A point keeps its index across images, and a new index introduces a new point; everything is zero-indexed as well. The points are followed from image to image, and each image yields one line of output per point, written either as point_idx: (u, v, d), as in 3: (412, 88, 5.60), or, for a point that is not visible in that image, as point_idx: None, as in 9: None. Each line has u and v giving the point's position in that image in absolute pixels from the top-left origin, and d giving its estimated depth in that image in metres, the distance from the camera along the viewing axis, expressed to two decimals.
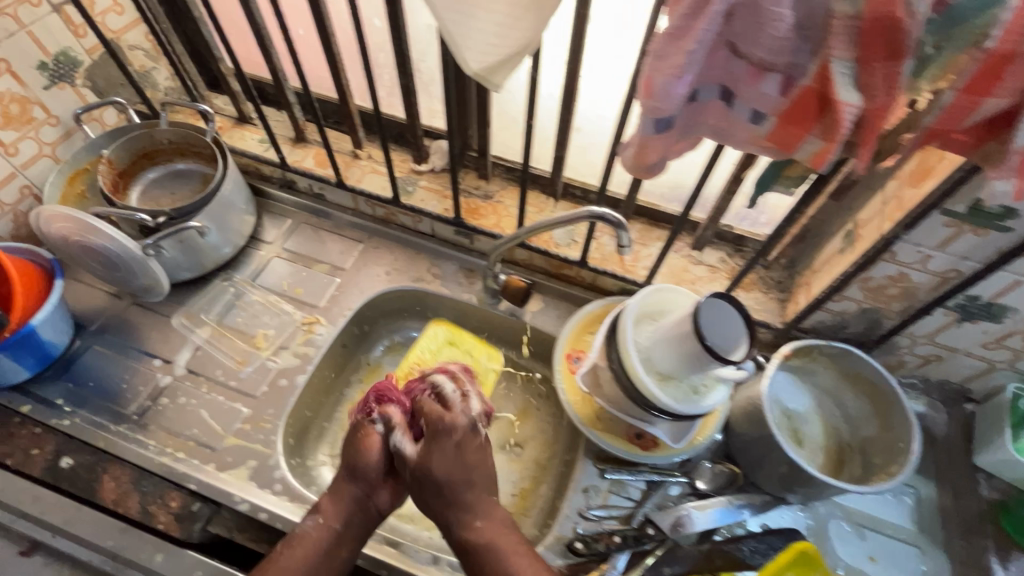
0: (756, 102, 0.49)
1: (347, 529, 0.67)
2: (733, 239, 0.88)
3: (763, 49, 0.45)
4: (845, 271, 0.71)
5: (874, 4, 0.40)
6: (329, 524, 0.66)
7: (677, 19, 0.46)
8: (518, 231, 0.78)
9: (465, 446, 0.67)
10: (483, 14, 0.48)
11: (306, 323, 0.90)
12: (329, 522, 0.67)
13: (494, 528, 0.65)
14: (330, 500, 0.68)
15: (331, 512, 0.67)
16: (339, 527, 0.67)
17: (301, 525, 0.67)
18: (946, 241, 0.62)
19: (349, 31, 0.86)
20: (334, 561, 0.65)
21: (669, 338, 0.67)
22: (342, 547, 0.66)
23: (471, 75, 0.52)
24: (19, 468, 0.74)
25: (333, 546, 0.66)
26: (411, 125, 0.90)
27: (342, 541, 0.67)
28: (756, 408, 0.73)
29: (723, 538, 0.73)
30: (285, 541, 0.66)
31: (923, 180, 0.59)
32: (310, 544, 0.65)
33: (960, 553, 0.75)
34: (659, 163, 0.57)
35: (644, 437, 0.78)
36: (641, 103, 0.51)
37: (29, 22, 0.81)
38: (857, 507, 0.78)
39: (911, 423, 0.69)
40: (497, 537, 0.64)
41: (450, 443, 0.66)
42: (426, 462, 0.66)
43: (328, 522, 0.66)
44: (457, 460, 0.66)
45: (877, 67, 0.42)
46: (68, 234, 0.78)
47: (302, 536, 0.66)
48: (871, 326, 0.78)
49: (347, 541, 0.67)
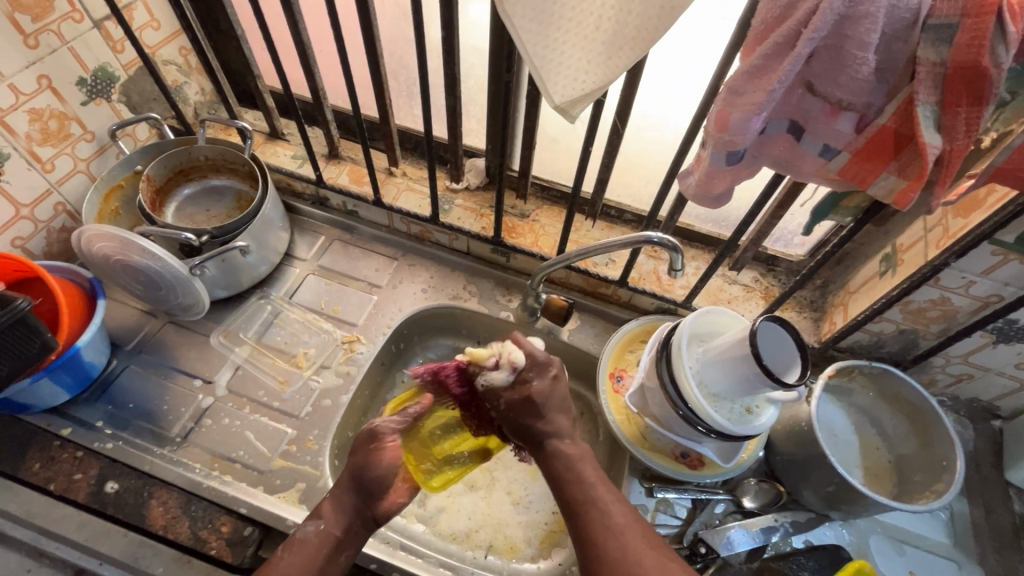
0: (829, 138, 0.50)
1: (347, 535, 0.63)
2: (767, 259, 0.90)
3: (842, 90, 0.46)
4: (889, 295, 0.73)
5: (960, 53, 0.42)
6: (330, 530, 0.62)
7: (758, 58, 0.47)
8: (567, 253, 0.77)
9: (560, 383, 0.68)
10: (571, 53, 0.49)
11: (345, 341, 0.90)
12: (331, 530, 0.62)
13: (582, 463, 0.64)
14: (331, 505, 0.63)
15: (334, 518, 0.62)
16: (341, 534, 0.62)
17: (301, 530, 0.62)
18: (991, 268, 0.65)
19: (395, 52, 0.86)
20: (333, 568, 0.61)
21: (723, 361, 0.68)
22: (342, 553, 0.62)
23: (551, 108, 0.53)
24: (62, 493, 0.73)
25: (334, 553, 0.61)
26: (453, 145, 0.91)
27: (341, 547, 0.62)
28: (802, 428, 0.75)
29: (772, 554, 0.74)
30: (286, 544, 0.61)
31: (971, 211, 0.62)
32: (310, 552, 0.60)
33: (995, 566, 0.77)
34: (723, 193, 0.58)
35: (690, 456, 0.79)
36: (713, 136, 0.52)
37: (70, 39, 0.80)
38: (894, 522, 0.80)
39: (953, 442, 0.72)
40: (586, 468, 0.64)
41: (549, 378, 0.67)
42: (526, 393, 0.66)
43: (331, 528, 0.62)
44: (549, 400, 0.66)
45: (960, 111, 0.44)
46: (110, 253, 0.76)
47: (302, 540, 0.61)
48: (907, 345, 0.80)
49: (348, 547, 0.63)
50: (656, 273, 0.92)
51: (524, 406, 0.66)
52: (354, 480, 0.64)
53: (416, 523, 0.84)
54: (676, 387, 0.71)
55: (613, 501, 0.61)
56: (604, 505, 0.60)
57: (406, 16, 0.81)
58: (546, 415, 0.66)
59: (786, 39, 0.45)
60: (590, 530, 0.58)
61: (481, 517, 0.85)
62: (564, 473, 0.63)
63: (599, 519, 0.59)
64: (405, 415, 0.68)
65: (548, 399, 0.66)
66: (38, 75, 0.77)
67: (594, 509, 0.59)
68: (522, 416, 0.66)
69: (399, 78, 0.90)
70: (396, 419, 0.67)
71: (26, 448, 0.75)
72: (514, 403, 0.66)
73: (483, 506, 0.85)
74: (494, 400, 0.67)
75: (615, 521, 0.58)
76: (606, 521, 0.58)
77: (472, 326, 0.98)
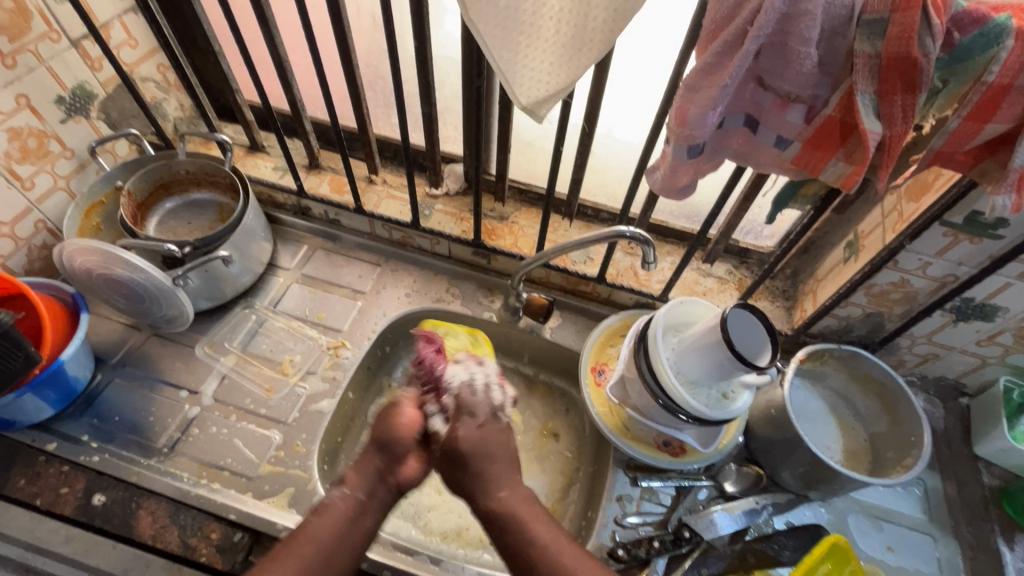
0: (781, 129, 0.54)
1: (372, 500, 0.59)
2: (739, 251, 0.93)
3: (789, 83, 0.49)
4: (854, 279, 0.76)
5: (892, 45, 0.45)
6: (354, 495, 0.58)
7: (710, 56, 0.49)
8: (544, 251, 0.79)
9: (483, 427, 0.61)
10: (533, 55, 0.52)
11: (331, 347, 0.91)
12: (355, 494, 0.59)
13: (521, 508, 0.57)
14: (355, 470, 0.60)
15: (357, 482, 0.59)
16: (367, 498, 0.59)
17: (326, 496, 0.59)
18: (944, 248, 0.68)
19: (372, 62, 0.88)
20: (357, 533, 0.57)
21: (697, 348, 0.70)
22: (364, 518, 0.58)
23: (519, 108, 0.56)
24: (48, 508, 0.73)
25: (357, 519, 0.57)
26: (431, 151, 0.93)
27: (365, 511, 0.58)
28: (778, 412, 0.77)
29: (754, 537, 0.76)
30: (314, 512, 0.58)
31: (922, 195, 0.65)
32: (333, 518, 0.57)
33: (969, 538, 0.80)
34: (688, 185, 0.61)
35: (671, 444, 0.81)
36: (674, 130, 0.55)
37: (48, 58, 0.81)
38: (871, 500, 0.83)
39: (920, 417, 0.75)
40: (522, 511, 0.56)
41: (471, 422, 0.61)
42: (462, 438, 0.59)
43: (353, 491, 0.59)
44: (483, 441, 0.60)
45: (897, 99, 0.48)
46: (92, 267, 0.77)
47: (329, 505, 0.58)
48: (874, 328, 0.84)
49: (372, 513, 0.58)
50: (632, 269, 0.94)
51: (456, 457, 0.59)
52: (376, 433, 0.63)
53: (407, 523, 0.85)
54: (654, 376, 0.73)
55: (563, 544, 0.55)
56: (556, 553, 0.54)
57: (379, 27, 0.83)
58: (484, 454, 0.59)
59: (734, 38, 0.48)
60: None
61: (471, 514, 0.86)
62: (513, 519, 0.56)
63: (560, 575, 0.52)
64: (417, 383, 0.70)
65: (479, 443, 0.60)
66: (16, 95, 0.78)
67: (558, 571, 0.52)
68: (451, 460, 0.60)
69: (377, 88, 0.92)
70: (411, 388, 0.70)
71: (11, 465, 0.75)
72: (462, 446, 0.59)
73: (474, 504, 0.87)
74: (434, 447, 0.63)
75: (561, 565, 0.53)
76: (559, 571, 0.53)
77: None
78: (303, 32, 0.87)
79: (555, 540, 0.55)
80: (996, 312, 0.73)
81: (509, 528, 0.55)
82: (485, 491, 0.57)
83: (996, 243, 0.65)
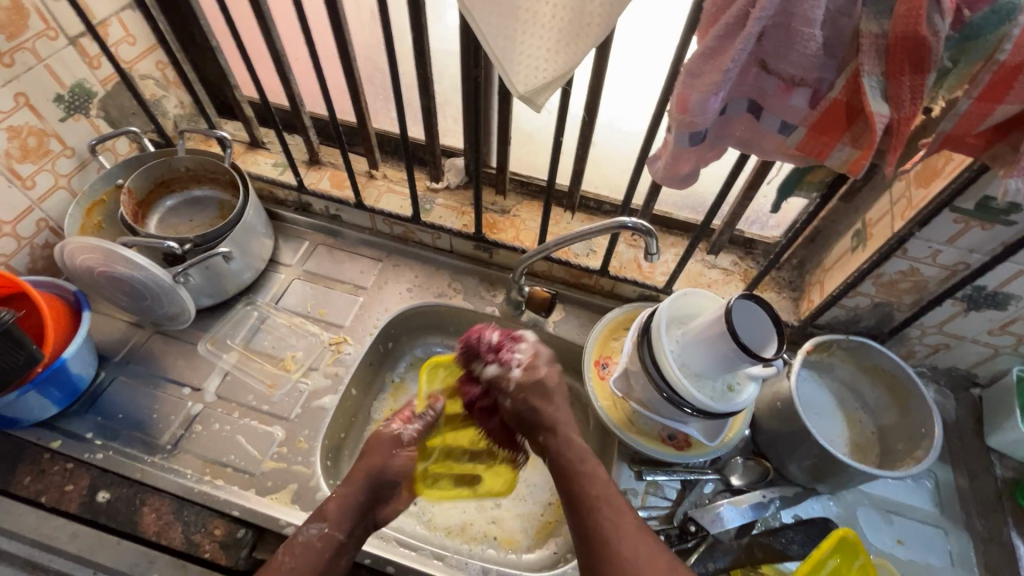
0: (786, 114, 0.52)
1: (349, 539, 0.65)
2: (744, 242, 0.91)
3: (793, 66, 0.48)
4: (862, 269, 0.74)
5: (900, 24, 0.44)
6: (334, 534, 0.64)
7: (711, 40, 0.48)
8: (545, 244, 0.78)
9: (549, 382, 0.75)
10: (529, 42, 0.51)
11: (333, 343, 0.91)
12: (334, 533, 0.64)
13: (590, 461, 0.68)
14: (336, 507, 0.66)
15: (338, 521, 0.65)
16: (344, 538, 0.65)
17: (303, 533, 0.63)
18: (955, 236, 0.66)
19: (370, 55, 0.87)
20: (335, 571, 0.64)
21: (701, 340, 0.69)
22: (342, 557, 0.65)
23: (516, 97, 0.55)
24: (54, 505, 0.73)
25: (337, 556, 0.64)
26: (431, 144, 0.92)
27: (342, 550, 0.65)
28: (784, 404, 0.76)
29: (761, 532, 0.75)
30: (287, 546, 0.63)
31: (932, 181, 0.64)
32: (313, 556, 0.62)
33: (981, 531, 0.79)
34: (691, 174, 0.60)
35: (676, 437, 0.80)
36: (675, 118, 0.54)
37: (46, 56, 0.80)
38: (881, 493, 0.81)
39: (931, 409, 0.73)
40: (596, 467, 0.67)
41: (538, 375, 0.74)
42: (538, 376, 0.74)
43: (335, 530, 0.64)
44: (552, 391, 0.74)
45: (905, 80, 0.46)
46: (93, 265, 0.77)
47: (305, 544, 0.62)
48: (883, 319, 0.82)
49: (348, 551, 0.65)
50: (636, 261, 0.93)
51: (531, 392, 0.73)
52: (369, 465, 0.70)
53: (410, 518, 0.84)
54: (657, 368, 0.72)
55: (624, 506, 0.63)
56: (619, 510, 0.63)
57: (377, 20, 0.82)
58: (551, 403, 0.73)
59: (736, 20, 0.46)
60: (599, 530, 0.61)
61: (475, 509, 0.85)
62: (575, 467, 0.67)
63: (609, 517, 0.62)
64: (424, 420, 0.78)
65: (550, 385, 0.74)
66: (15, 93, 0.78)
67: (609, 512, 0.62)
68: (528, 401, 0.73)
69: (375, 82, 0.91)
70: (414, 427, 0.76)
71: (16, 463, 0.76)
72: (525, 385, 0.73)
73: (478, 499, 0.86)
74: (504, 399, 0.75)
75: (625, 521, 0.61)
76: (617, 520, 0.61)
77: (459, 324, 0.99)
78: (300, 26, 0.86)
79: (606, 489, 0.65)
80: (1009, 300, 0.71)
81: (579, 473, 0.66)
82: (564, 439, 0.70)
83: (1009, 229, 0.63)
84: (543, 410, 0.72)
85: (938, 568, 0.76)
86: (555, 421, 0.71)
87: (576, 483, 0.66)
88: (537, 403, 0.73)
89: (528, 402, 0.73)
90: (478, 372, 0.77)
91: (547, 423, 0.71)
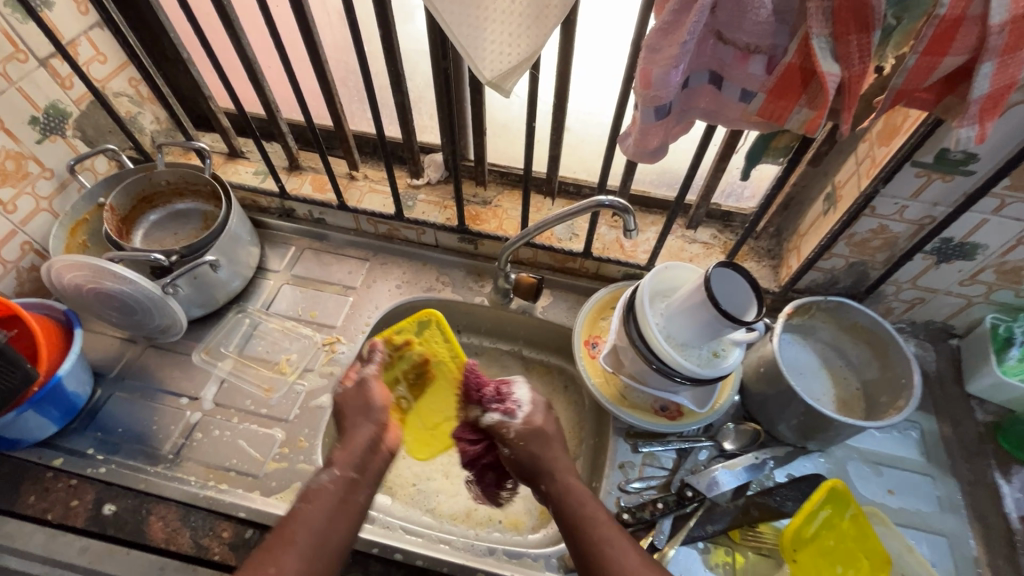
0: (745, 82, 0.54)
1: (363, 474, 0.67)
2: (722, 215, 0.94)
3: (747, 34, 0.50)
4: (833, 231, 0.77)
5: None
6: (345, 474, 0.66)
7: (667, 15, 0.50)
8: (525, 229, 0.80)
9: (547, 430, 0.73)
10: (492, 27, 0.52)
11: (326, 343, 0.92)
12: (344, 473, 0.66)
13: (587, 500, 0.67)
14: (342, 453, 0.68)
15: (346, 462, 0.67)
16: (357, 477, 0.66)
17: (315, 480, 0.65)
18: (919, 190, 0.69)
19: (342, 59, 0.89)
20: (354, 505, 0.65)
21: (684, 311, 0.71)
22: (359, 491, 0.66)
23: (484, 83, 0.56)
24: (60, 521, 0.74)
25: (350, 494, 0.65)
26: (408, 142, 0.93)
27: (357, 486, 0.66)
28: (769, 367, 0.78)
29: (756, 492, 0.77)
30: (302, 498, 0.64)
31: (892, 138, 0.66)
32: (326, 497, 0.64)
33: (966, 474, 0.82)
34: (660, 148, 0.61)
35: (668, 408, 0.83)
36: (640, 93, 0.55)
37: (18, 79, 0.81)
38: (869, 447, 0.84)
39: (909, 360, 0.76)
40: (590, 504, 0.66)
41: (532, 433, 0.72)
42: (535, 425, 0.73)
43: (344, 471, 0.66)
44: (552, 437, 0.72)
45: (852, 38, 0.48)
46: (83, 282, 0.77)
47: (318, 489, 0.64)
48: (859, 278, 0.85)
49: (365, 488, 0.66)
50: (618, 241, 0.95)
51: (532, 437, 0.72)
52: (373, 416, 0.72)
53: (416, 509, 0.86)
54: (645, 342, 0.74)
55: (627, 542, 0.63)
56: (620, 545, 0.62)
57: (345, 21, 0.83)
58: (552, 450, 0.71)
59: None
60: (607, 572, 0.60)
61: (479, 495, 0.87)
62: (578, 511, 0.65)
63: (614, 559, 0.61)
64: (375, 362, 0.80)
65: (552, 433, 0.73)
66: None
67: (612, 555, 0.61)
68: (528, 448, 0.71)
69: (349, 84, 0.92)
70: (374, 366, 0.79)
71: (19, 483, 0.76)
72: (525, 433, 0.71)
73: None
74: (503, 446, 0.73)
75: (630, 562, 0.60)
76: (621, 562, 0.60)
77: (450, 315, 1.00)
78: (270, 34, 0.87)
79: (609, 529, 0.63)
80: (976, 249, 0.74)
81: (576, 512, 0.65)
82: (557, 476, 0.69)
83: (969, 179, 0.66)
84: (538, 458, 0.70)
85: (928, 513, 0.79)
86: (549, 473, 0.69)
87: (584, 533, 0.64)
88: (531, 451, 0.71)
89: (524, 447, 0.71)
90: (478, 419, 0.78)
91: (546, 469, 0.69)
